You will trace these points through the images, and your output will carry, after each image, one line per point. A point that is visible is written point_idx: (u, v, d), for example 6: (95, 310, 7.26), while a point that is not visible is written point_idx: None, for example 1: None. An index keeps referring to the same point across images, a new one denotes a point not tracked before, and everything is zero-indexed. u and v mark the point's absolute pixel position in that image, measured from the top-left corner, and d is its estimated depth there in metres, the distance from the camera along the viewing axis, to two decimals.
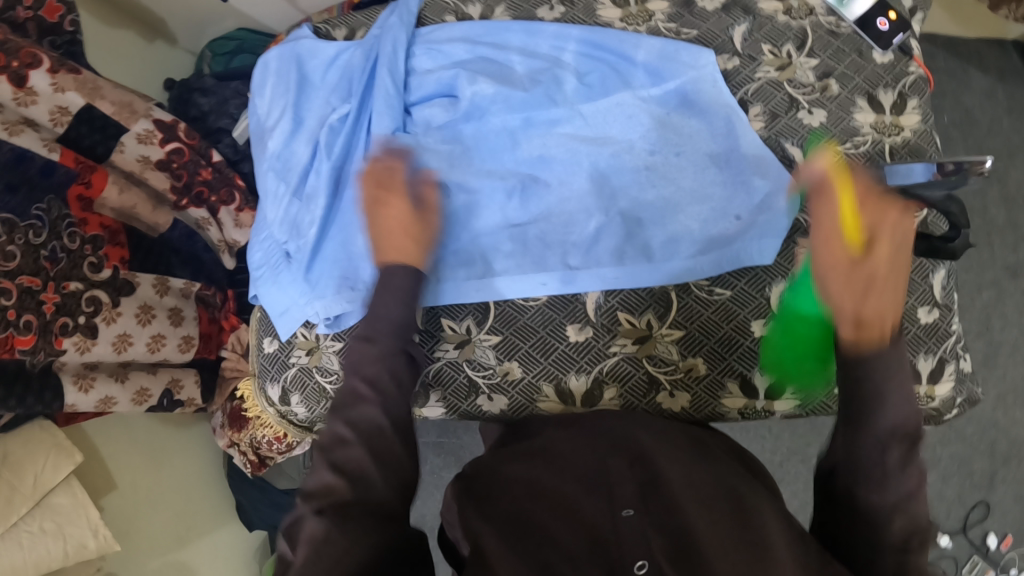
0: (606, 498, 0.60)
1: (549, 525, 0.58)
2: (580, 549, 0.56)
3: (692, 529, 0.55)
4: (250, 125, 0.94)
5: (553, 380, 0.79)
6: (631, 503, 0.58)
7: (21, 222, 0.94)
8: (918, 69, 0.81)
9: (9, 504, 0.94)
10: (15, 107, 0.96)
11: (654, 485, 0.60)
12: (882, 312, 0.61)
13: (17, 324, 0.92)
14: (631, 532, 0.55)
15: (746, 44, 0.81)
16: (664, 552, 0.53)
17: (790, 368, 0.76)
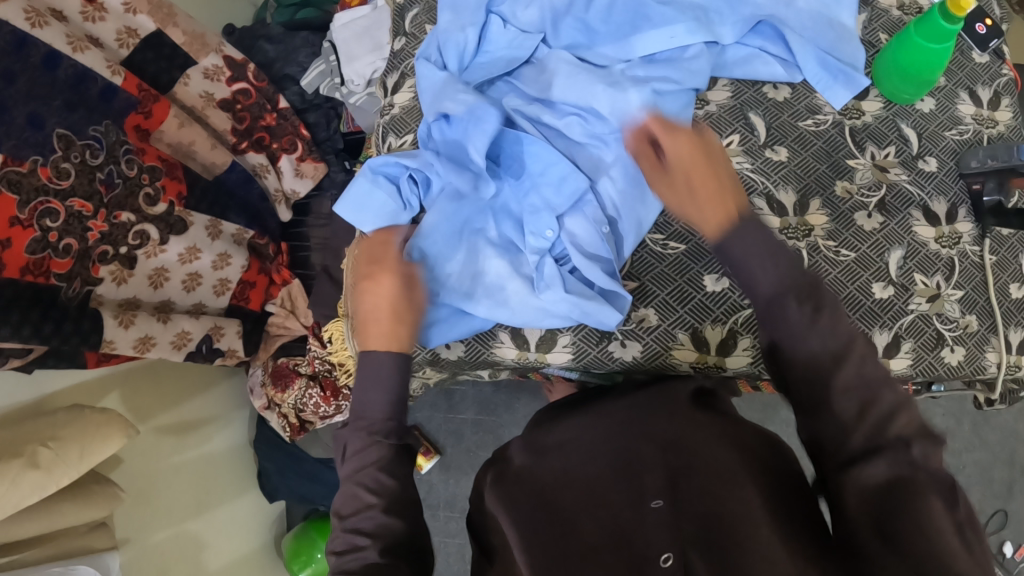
0: (635, 488, 0.57)
1: (571, 509, 0.58)
2: (601, 539, 0.54)
3: (731, 519, 0.52)
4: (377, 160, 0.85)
5: (689, 328, 0.79)
6: (661, 492, 0.56)
7: (77, 141, 0.87)
8: (1009, 73, 0.89)
9: (49, 474, 0.78)
10: (82, 23, 0.90)
11: (684, 474, 0.57)
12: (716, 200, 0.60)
13: (57, 246, 0.84)
14: (658, 522, 0.54)
15: (867, 32, 0.88)
16: (694, 546, 0.52)
17: (906, 328, 0.81)
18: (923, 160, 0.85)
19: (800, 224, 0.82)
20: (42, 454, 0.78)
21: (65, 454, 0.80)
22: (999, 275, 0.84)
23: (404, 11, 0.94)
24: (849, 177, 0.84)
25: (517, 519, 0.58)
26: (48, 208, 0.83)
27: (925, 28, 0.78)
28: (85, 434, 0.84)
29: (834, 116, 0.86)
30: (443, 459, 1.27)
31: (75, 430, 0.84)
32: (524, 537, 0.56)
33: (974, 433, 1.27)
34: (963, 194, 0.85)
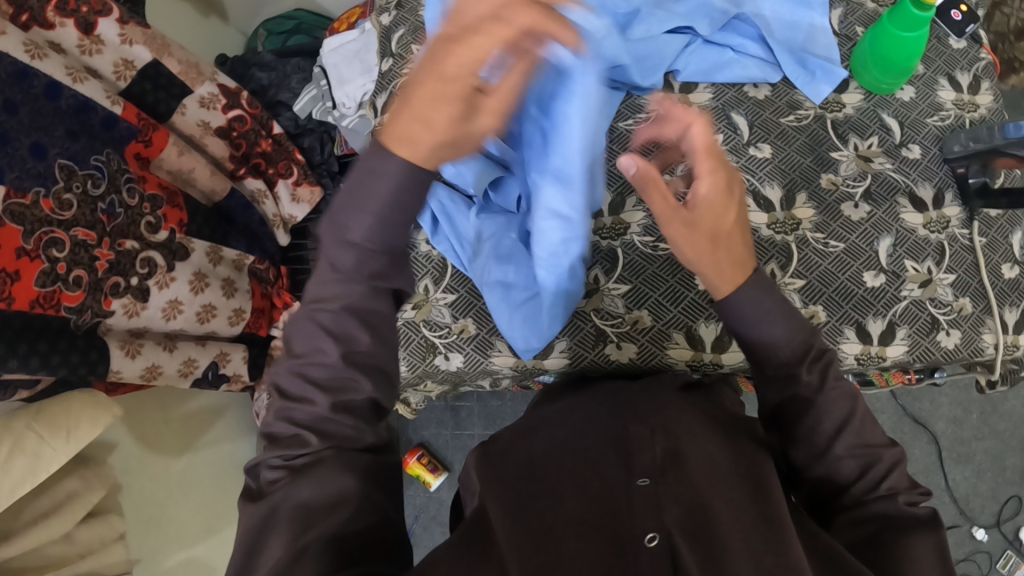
0: (625, 464, 0.56)
1: (560, 482, 0.56)
2: (585, 512, 0.53)
3: (715, 512, 0.52)
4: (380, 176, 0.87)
5: (683, 327, 0.80)
6: (648, 473, 0.55)
7: (79, 171, 0.89)
8: (987, 56, 0.90)
9: (38, 457, 0.79)
10: (80, 56, 0.93)
11: (678, 458, 0.55)
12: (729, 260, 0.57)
13: (67, 279, 0.86)
14: (645, 501, 0.52)
15: (842, 26, 0.90)
16: (680, 527, 0.51)
17: (899, 316, 0.82)
18: (906, 148, 0.86)
19: (788, 219, 0.83)
20: (30, 439, 0.80)
21: (52, 435, 0.82)
22: (989, 257, 0.85)
23: (390, 32, 0.94)
24: (833, 169, 0.85)
25: (501, 504, 0.56)
26: (54, 238, 0.84)
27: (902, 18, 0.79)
28: (69, 414, 0.86)
29: (816, 110, 0.87)
30: (451, 475, 1.28)
31: (61, 408, 0.86)
32: (505, 513, 0.54)
33: (983, 421, 1.27)
34: (949, 178, 0.86)
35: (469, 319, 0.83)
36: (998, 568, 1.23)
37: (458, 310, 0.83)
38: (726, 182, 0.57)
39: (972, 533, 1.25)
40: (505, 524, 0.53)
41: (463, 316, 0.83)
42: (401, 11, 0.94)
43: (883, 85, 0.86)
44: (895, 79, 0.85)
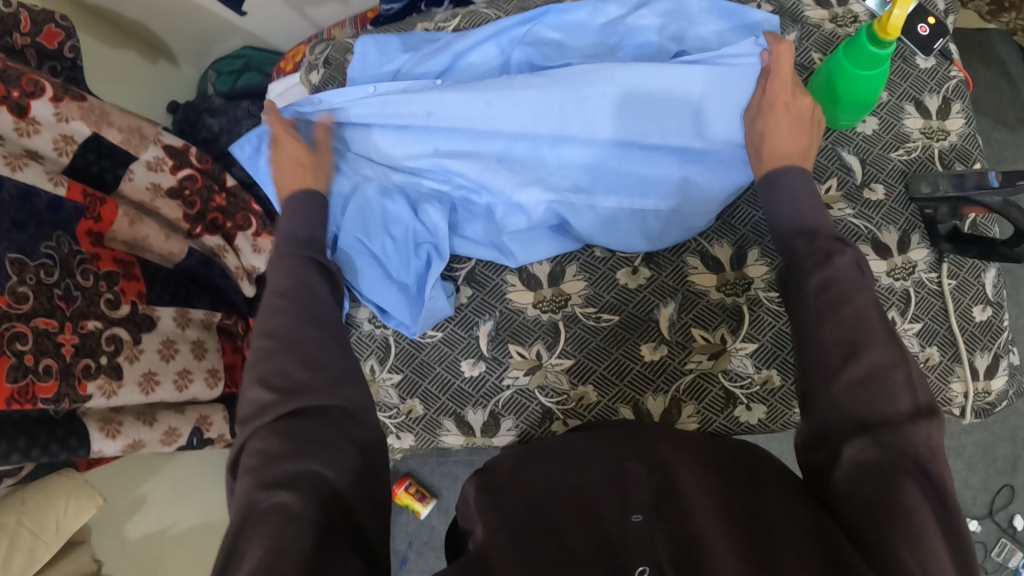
0: (620, 498, 0.53)
1: (561, 520, 0.53)
2: (586, 552, 0.49)
3: (707, 542, 0.46)
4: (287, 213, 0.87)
5: (629, 401, 0.78)
6: (643, 508, 0.51)
7: (31, 262, 0.88)
8: (959, 74, 0.83)
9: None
10: (18, 139, 0.92)
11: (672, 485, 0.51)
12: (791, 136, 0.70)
13: (37, 369, 0.86)
14: (641, 536, 0.49)
15: (797, 54, 0.83)
16: (670, 556, 0.47)
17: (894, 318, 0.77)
18: (869, 188, 0.80)
19: (738, 278, 0.78)
20: (22, 535, 0.92)
21: (43, 531, 0.94)
22: (959, 300, 0.80)
23: (319, 92, 0.92)
24: None
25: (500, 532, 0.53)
26: (16, 332, 0.84)
27: (854, 55, 0.72)
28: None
29: None
30: (439, 502, 1.29)
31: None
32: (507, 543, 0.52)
33: None
34: (916, 218, 0.80)
35: (416, 399, 0.82)
36: (993, 558, 1.19)
37: (405, 390, 0.82)
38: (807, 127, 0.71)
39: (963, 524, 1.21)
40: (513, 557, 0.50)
41: (410, 397, 0.82)
42: (328, 70, 0.92)
43: (836, 119, 0.79)
44: (853, 115, 0.78)
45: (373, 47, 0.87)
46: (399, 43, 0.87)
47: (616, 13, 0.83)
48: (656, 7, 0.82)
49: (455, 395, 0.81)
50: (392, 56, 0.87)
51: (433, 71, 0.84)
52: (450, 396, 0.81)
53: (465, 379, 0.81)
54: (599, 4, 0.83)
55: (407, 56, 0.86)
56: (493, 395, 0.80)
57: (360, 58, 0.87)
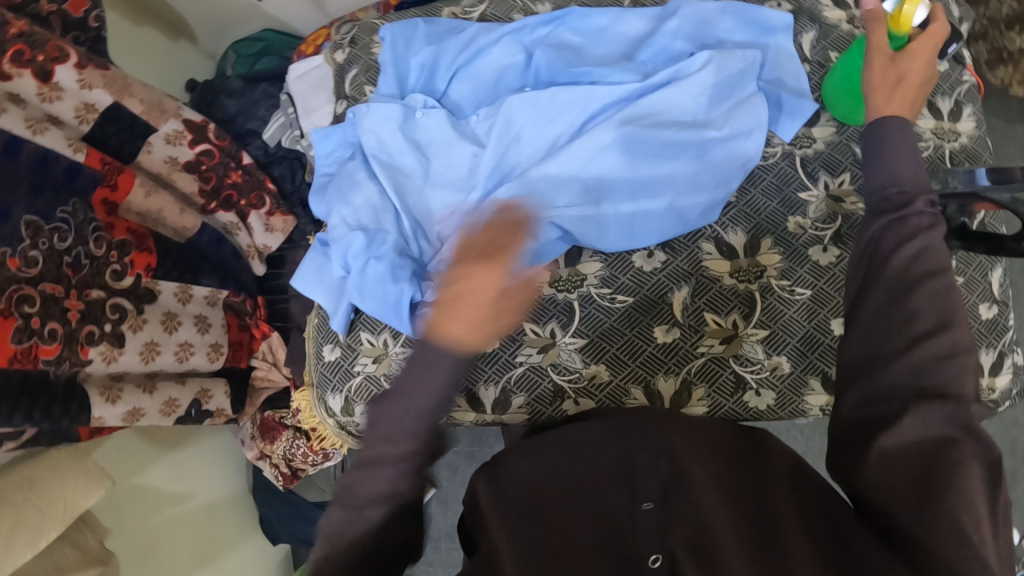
0: (628, 490, 0.55)
1: (565, 511, 0.55)
2: (588, 539, 0.52)
3: (718, 530, 0.49)
4: (316, 191, 0.89)
5: (641, 382, 0.78)
6: (652, 496, 0.54)
7: (46, 226, 0.88)
8: (971, 78, 0.86)
9: None
10: (40, 104, 0.91)
11: (682, 479, 0.54)
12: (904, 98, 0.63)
13: (42, 332, 0.85)
14: (649, 526, 0.52)
15: (815, 52, 0.85)
16: (683, 547, 0.50)
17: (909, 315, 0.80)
18: None
19: (752, 265, 0.79)
20: (29, 512, 0.85)
21: (50, 511, 0.87)
22: (967, 297, 0.82)
23: (343, 70, 0.93)
24: (801, 212, 0.81)
25: (505, 528, 0.55)
26: (24, 295, 0.83)
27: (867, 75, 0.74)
28: None
29: (784, 147, 0.82)
30: (439, 492, 1.28)
31: None
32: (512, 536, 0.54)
33: None
34: None
35: None
36: None
37: None
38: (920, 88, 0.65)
39: None
40: (511, 546, 0.53)
41: None
42: (354, 50, 0.93)
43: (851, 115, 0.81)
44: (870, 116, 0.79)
45: (400, 37, 0.88)
46: (425, 36, 0.89)
47: (638, 24, 0.86)
48: (682, 13, 0.83)
49: (467, 369, 0.82)
50: (417, 49, 0.88)
51: (454, 65, 0.86)
52: None
53: (477, 355, 0.82)
54: (622, 13, 0.86)
55: (432, 48, 0.87)
56: (505, 372, 0.80)
57: (392, 45, 0.88)
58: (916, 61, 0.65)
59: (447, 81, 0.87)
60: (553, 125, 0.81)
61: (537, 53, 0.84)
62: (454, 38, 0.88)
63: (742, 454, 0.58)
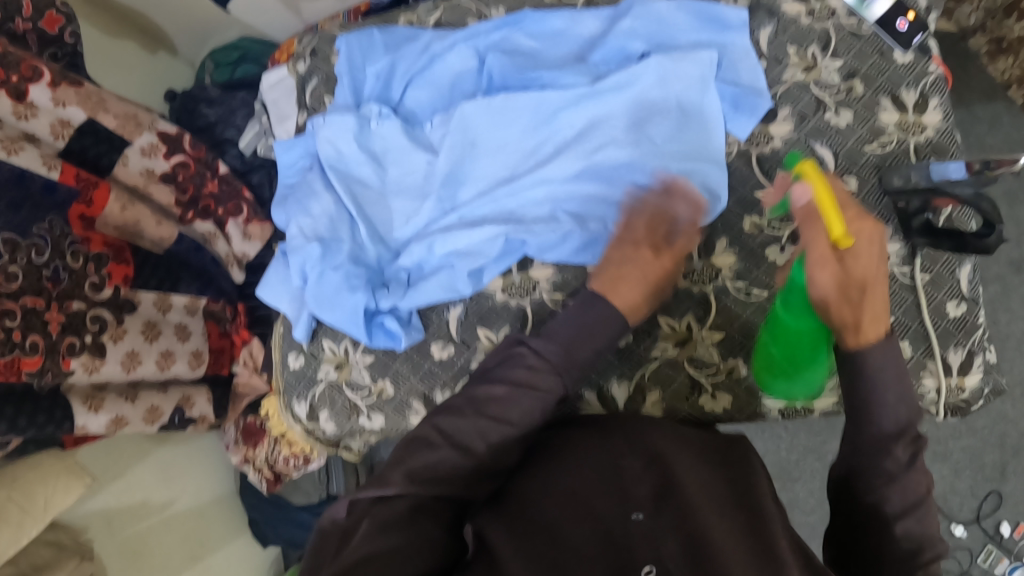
0: (620, 499, 0.55)
1: (560, 521, 0.55)
2: (590, 548, 0.52)
3: (713, 539, 0.51)
4: (278, 200, 0.90)
5: (596, 387, 0.78)
6: (644, 505, 0.55)
7: (23, 242, 0.91)
8: (938, 69, 0.82)
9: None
10: (17, 122, 0.94)
11: (670, 486, 0.55)
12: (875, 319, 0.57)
13: (23, 345, 0.88)
14: (643, 534, 0.52)
15: (771, 48, 0.83)
16: (677, 560, 0.51)
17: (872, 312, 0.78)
18: (841, 180, 0.80)
19: (707, 267, 0.78)
20: (11, 509, 0.89)
21: (32, 507, 0.91)
22: (933, 294, 0.79)
23: (305, 81, 0.94)
24: (758, 211, 0.79)
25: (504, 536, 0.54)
26: (5, 310, 0.86)
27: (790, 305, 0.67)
28: None
29: (740, 147, 0.81)
30: None
31: None
32: (512, 538, 0.53)
33: (960, 418, 1.20)
34: (890, 211, 0.79)
35: (387, 380, 0.84)
36: (979, 565, 1.16)
37: (376, 371, 0.84)
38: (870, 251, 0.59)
39: (949, 529, 1.17)
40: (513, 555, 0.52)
41: (381, 377, 0.84)
42: (314, 60, 0.94)
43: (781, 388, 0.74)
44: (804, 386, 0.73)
45: (357, 48, 0.88)
46: (381, 45, 0.89)
47: (593, 24, 0.85)
48: (634, 12, 0.82)
49: (425, 376, 0.83)
50: (374, 58, 0.88)
51: (409, 72, 0.87)
52: (420, 377, 0.83)
53: (434, 361, 0.82)
54: (575, 14, 0.85)
55: (389, 56, 0.88)
56: (461, 378, 0.81)
57: (348, 54, 0.88)
58: (865, 255, 0.58)
59: (402, 89, 0.87)
60: (506, 129, 0.81)
61: (490, 58, 0.85)
62: (410, 45, 0.88)
63: (723, 467, 0.59)
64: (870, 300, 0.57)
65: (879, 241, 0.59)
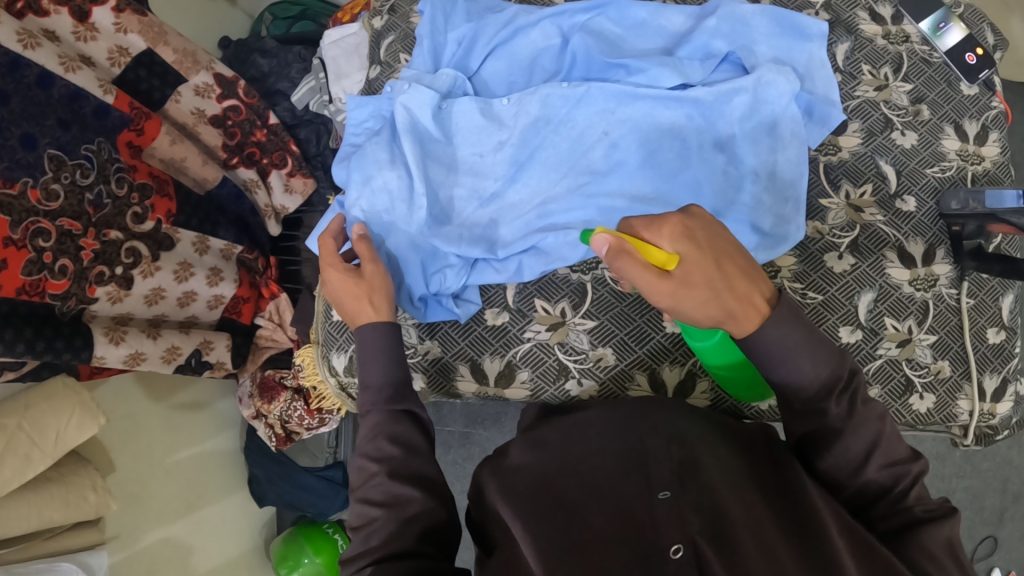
0: (644, 481, 0.56)
1: (583, 504, 0.56)
2: (611, 531, 0.53)
3: (734, 516, 0.51)
4: (340, 155, 0.88)
5: (646, 369, 0.79)
6: (669, 485, 0.54)
7: (68, 160, 0.88)
8: (1000, 105, 0.86)
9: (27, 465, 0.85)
10: (75, 43, 0.92)
11: (693, 466, 0.56)
12: (754, 300, 0.54)
13: (52, 267, 0.86)
14: (668, 512, 0.52)
15: (848, 63, 0.86)
16: (703, 534, 0.50)
17: (924, 329, 0.81)
18: (901, 199, 0.83)
19: (767, 266, 0.81)
20: (21, 442, 0.85)
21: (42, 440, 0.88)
22: (976, 319, 0.82)
23: (381, 37, 0.95)
24: (821, 217, 0.82)
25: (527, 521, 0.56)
26: (39, 229, 0.83)
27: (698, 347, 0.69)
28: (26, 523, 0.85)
29: (810, 153, 0.84)
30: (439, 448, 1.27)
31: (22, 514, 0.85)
32: (533, 526, 0.55)
33: (966, 459, 1.23)
34: (943, 234, 0.82)
35: (435, 341, 0.84)
36: None
37: (423, 330, 0.84)
38: (700, 229, 0.54)
39: None
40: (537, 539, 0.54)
41: (428, 338, 0.84)
42: (393, 16, 0.94)
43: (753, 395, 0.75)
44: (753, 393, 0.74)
45: (439, 11, 0.88)
46: (463, 11, 0.89)
47: (679, 20, 0.86)
48: (721, 12, 0.84)
49: (474, 340, 0.82)
50: (456, 25, 0.88)
51: (492, 42, 0.87)
52: (469, 342, 0.83)
53: (486, 326, 0.82)
54: (661, 7, 0.87)
55: (471, 25, 0.88)
56: (512, 346, 0.81)
57: (428, 20, 0.88)
58: (693, 262, 0.53)
59: (481, 59, 0.88)
60: (586, 115, 0.81)
61: (575, 39, 0.85)
62: (494, 17, 0.88)
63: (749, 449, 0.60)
64: (735, 286, 0.53)
65: (691, 228, 0.54)
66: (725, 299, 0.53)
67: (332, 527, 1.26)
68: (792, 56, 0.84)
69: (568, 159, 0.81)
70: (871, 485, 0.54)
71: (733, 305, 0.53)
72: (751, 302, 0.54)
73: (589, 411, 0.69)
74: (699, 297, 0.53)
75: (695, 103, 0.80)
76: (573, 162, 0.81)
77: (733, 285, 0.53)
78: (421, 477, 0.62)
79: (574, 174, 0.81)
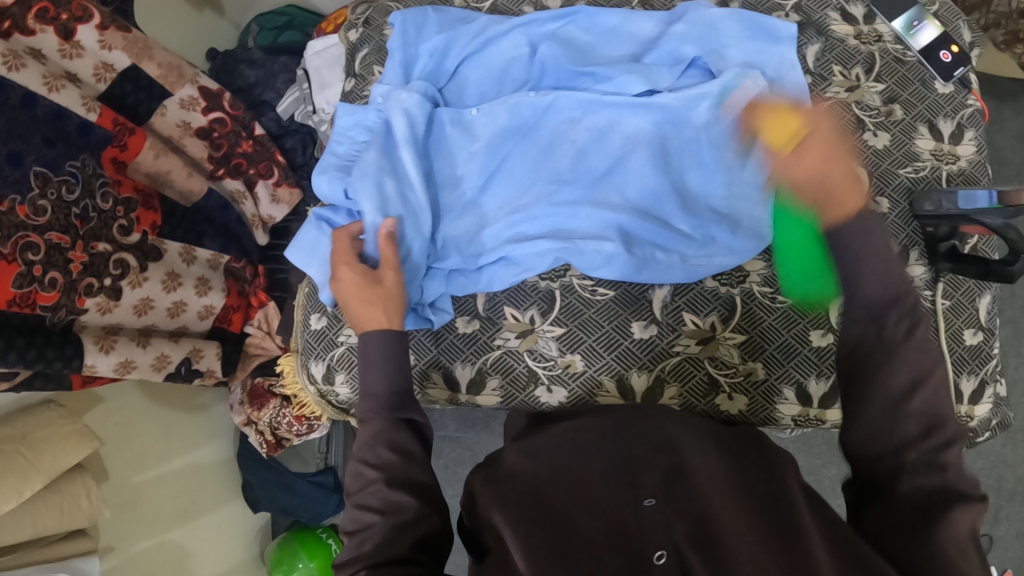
0: (630, 487, 0.51)
1: (569, 511, 0.51)
2: (600, 538, 0.48)
3: (726, 527, 0.46)
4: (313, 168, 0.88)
5: (615, 375, 0.79)
6: (656, 491, 0.50)
7: (54, 177, 0.90)
8: (976, 103, 0.85)
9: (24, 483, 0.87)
10: (60, 60, 0.94)
11: (683, 471, 0.51)
12: (854, 190, 0.57)
13: (42, 280, 0.87)
14: (654, 519, 0.48)
15: (817, 65, 0.85)
16: (688, 542, 0.46)
17: None
18: (874, 201, 0.82)
19: (735, 270, 0.80)
20: (17, 460, 0.88)
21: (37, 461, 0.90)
22: (952, 321, 0.81)
23: (355, 49, 0.96)
24: None
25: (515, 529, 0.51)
26: (29, 242, 0.85)
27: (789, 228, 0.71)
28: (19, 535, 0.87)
29: None
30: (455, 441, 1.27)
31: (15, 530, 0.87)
32: (518, 532, 0.50)
33: None
34: (917, 235, 0.81)
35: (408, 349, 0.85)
36: None
37: None
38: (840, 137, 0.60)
39: None
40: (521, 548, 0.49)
41: None
42: (367, 28, 0.95)
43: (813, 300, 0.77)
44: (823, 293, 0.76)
45: (411, 23, 0.88)
46: (435, 23, 0.89)
47: (649, 26, 0.86)
48: (688, 17, 0.84)
49: (446, 348, 0.83)
50: (428, 36, 0.88)
51: (462, 53, 0.87)
52: (441, 349, 0.83)
53: (457, 335, 0.83)
54: (630, 14, 0.87)
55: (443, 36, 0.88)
56: (483, 353, 0.82)
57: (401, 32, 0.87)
58: (816, 135, 0.60)
59: (452, 70, 0.88)
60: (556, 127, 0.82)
61: (544, 48, 0.86)
62: (466, 28, 0.88)
63: (754, 454, 0.55)
64: (839, 180, 0.58)
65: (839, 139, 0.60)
66: (832, 169, 0.58)
67: (326, 532, 1.29)
68: (763, 59, 0.83)
69: (538, 169, 0.82)
70: (944, 473, 0.48)
71: (835, 194, 0.57)
72: (850, 189, 0.57)
73: (581, 418, 0.65)
74: (808, 158, 0.59)
75: (664, 111, 0.80)
76: (544, 173, 0.82)
77: (835, 174, 0.58)
78: (419, 485, 0.56)
79: (546, 185, 0.81)
